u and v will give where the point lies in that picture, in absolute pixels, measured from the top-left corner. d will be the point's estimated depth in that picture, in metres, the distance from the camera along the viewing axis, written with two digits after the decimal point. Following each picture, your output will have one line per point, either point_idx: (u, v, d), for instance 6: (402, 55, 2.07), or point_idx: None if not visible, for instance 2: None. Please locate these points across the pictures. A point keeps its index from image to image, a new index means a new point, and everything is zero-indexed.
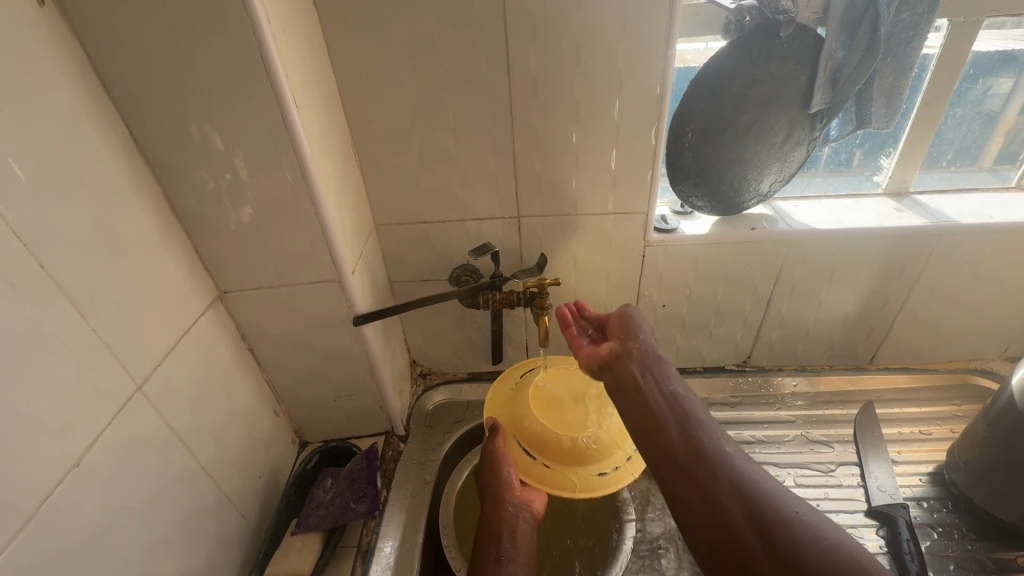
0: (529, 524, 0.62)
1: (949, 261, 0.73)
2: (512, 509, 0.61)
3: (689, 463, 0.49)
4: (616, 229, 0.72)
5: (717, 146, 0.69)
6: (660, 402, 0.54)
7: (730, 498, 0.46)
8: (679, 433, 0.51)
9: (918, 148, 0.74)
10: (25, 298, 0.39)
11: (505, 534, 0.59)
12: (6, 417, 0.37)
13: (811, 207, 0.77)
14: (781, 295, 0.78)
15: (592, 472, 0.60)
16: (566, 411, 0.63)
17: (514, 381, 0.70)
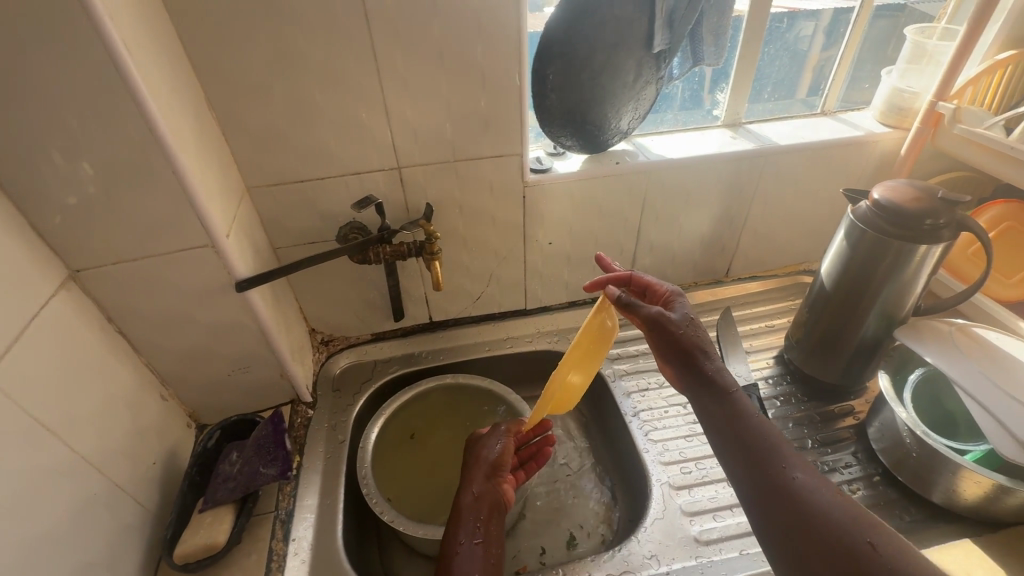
0: (492, 507, 0.62)
1: (774, 179, 0.87)
2: (479, 490, 0.63)
3: (743, 462, 0.50)
4: (496, 173, 0.75)
5: (577, 87, 0.74)
6: (753, 427, 0.51)
7: (802, 495, 0.47)
8: (748, 439, 0.50)
9: (744, 82, 0.84)
10: None
11: (470, 514, 0.61)
12: None
13: (665, 140, 0.85)
14: (647, 222, 0.88)
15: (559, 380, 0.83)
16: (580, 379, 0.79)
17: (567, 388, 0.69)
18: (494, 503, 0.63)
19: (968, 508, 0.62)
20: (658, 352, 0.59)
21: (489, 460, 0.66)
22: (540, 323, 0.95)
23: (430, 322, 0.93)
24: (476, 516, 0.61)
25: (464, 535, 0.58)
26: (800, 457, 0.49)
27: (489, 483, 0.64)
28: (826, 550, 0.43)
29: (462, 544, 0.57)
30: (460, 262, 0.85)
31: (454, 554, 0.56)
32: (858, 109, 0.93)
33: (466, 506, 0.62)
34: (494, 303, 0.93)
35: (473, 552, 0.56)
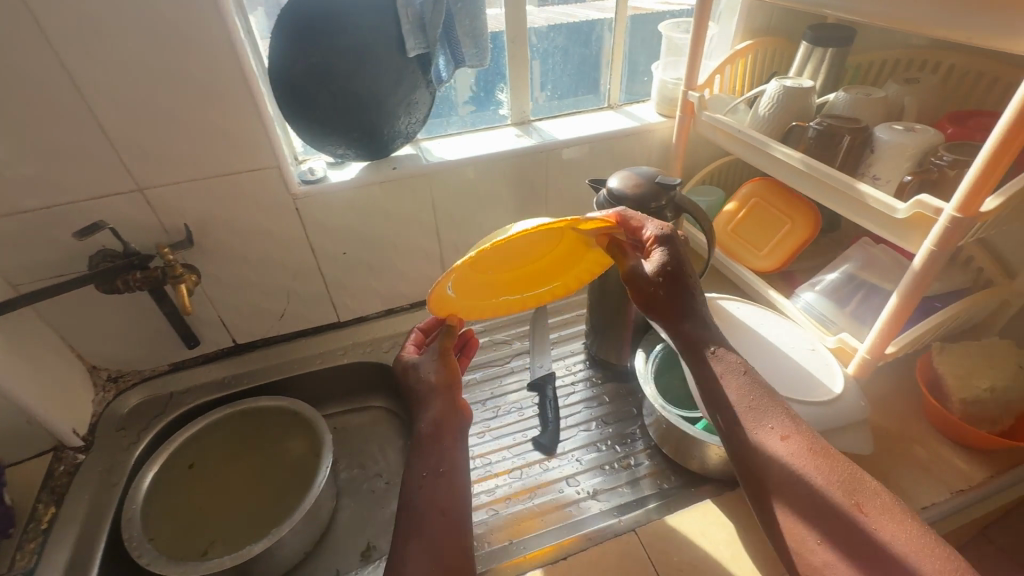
0: (451, 429, 0.60)
1: (560, 173, 0.90)
2: (433, 417, 0.60)
3: (755, 422, 0.53)
4: (257, 187, 0.73)
5: (330, 94, 0.73)
6: (746, 400, 0.54)
7: (772, 461, 0.51)
8: (732, 406, 0.55)
9: (519, 82, 0.86)
10: None
11: (430, 448, 0.57)
12: None
13: (449, 143, 0.86)
14: (443, 224, 0.88)
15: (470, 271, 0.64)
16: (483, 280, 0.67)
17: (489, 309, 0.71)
18: (460, 421, 0.61)
19: (719, 470, 0.66)
20: (639, 292, 0.58)
21: (438, 377, 0.63)
22: (355, 334, 0.93)
23: (236, 346, 0.89)
24: (433, 447, 0.58)
25: (431, 471, 0.55)
26: (785, 421, 0.53)
27: (448, 411, 0.61)
28: (824, 495, 0.48)
29: (438, 471, 0.55)
30: (247, 280, 0.82)
31: (410, 492, 0.54)
32: (642, 102, 0.98)
33: (424, 436, 0.59)
34: (302, 319, 0.90)
35: (428, 486, 0.54)
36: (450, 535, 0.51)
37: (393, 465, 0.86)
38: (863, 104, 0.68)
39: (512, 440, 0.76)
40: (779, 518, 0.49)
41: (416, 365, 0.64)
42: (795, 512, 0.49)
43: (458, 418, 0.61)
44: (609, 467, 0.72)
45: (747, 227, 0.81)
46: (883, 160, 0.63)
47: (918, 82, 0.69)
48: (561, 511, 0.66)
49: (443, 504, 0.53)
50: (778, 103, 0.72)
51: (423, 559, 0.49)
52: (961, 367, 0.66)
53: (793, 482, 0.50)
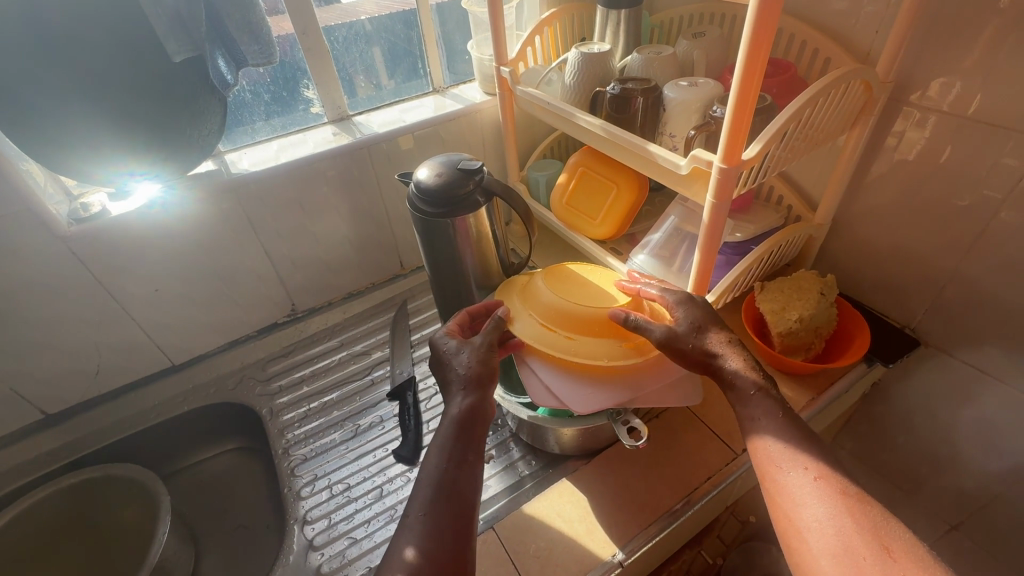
0: (468, 421, 0.50)
1: (391, 167, 0.85)
2: (468, 366, 0.54)
3: (763, 396, 0.50)
4: (8, 236, 0.62)
5: (77, 114, 0.64)
6: (787, 439, 0.47)
7: (800, 489, 0.44)
8: (750, 377, 0.51)
9: (325, 76, 0.80)
10: None
11: (453, 429, 0.50)
12: None
13: (257, 152, 0.79)
14: (269, 241, 0.81)
15: (587, 348, 0.59)
16: (593, 343, 0.59)
17: (521, 300, 0.64)
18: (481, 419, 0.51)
19: (574, 446, 0.66)
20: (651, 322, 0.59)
21: (484, 341, 0.56)
22: (195, 377, 0.84)
23: (49, 417, 0.77)
24: (465, 435, 0.49)
25: (456, 453, 0.48)
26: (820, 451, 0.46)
27: (486, 355, 0.55)
28: (812, 478, 0.44)
29: (463, 466, 0.48)
30: (34, 343, 0.70)
31: (424, 468, 0.48)
32: (469, 82, 0.94)
33: (456, 422, 0.50)
34: (124, 372, 0.80)
35: (445, 471, 0.47)
36: (454, 508, 0.45)
37: (258, 509, 0.79)
38: (654, 63, 0.69)
39: (373, 458, 0.72)
40: (776, 494, 0.45)
41: (453, 348, 0.55)
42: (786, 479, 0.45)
43: (498, 355, 0.55)
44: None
45: (580, 197, 0.81)
46: (675, 117, 0.64)
47: (704, 35, 0.71)
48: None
49: (461, 491, 0.46)
50: (579, 71, 0.71)
51: (423, 531, 0.43)
52: (776, 303, 0.69)
53: (783, 457, 0.46)
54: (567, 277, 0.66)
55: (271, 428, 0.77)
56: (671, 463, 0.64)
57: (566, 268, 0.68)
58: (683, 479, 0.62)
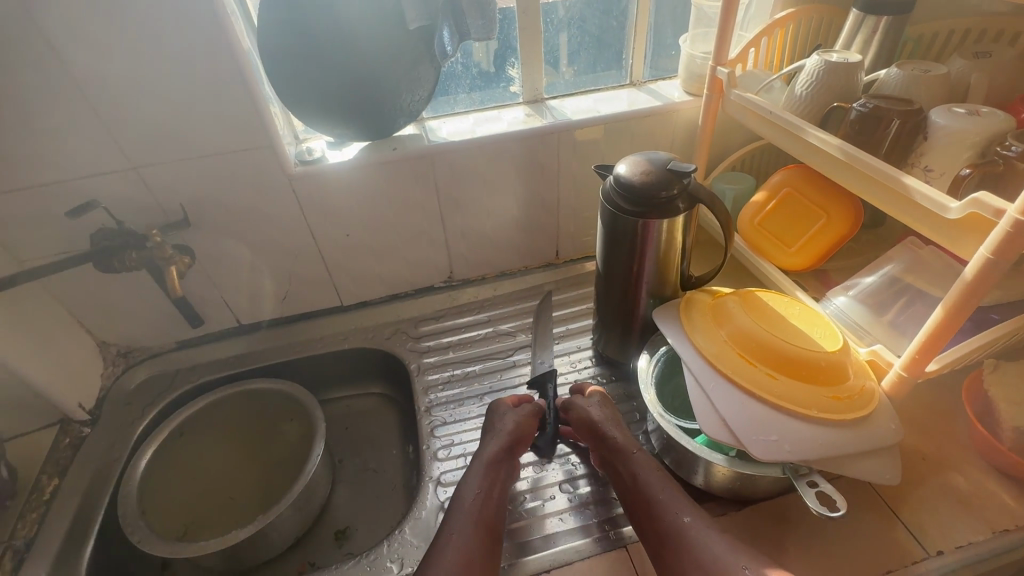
0: (491, 467, 0.59)
1: (574, 155, 0.83)
2: (514, 419, 0.64)
3: (633, 468, 0.58)
4: (249, 168, 0.71)
5: (324, 68, 0.70)
6: (667, 497, 0.54)
7: (697, 540, 0.50)
8: (632, 447, 0.60)
9: (533, 57, 0.80)
10: None
11: (488, 468, 0.59)
12: None
13: (455, 123, 0.81)
14: (448, 209, 0.84)
15: (780, 386, 0.52)
16: (787, 385, 0.53)
17: (706, 317, 0.60)
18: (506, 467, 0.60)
19: (725, 489, 0.60)
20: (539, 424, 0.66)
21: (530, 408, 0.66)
22: (357, 320, 0.91)
23: (240, 327, 0.89)
24: (494, 477, 0.58)
25: (486, 488, 0.57)
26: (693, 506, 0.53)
27: (529, 417, 0.65)
28: (691, 525, 0.51)
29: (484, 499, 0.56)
30: (246, 263, 0.81)
31: (463, 499, 0.56)
32: (668, 78, 0.89)
33: (489, 462, 0.59)
34: (304, 302, 0.89)
35: (479, 503, 0.56)
36: (483, 539, 0.53)
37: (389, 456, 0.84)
38: (919, 82, 0.59)
39: None
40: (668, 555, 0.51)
41: (501, 409, 0.66)
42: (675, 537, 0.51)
43: (535, 415, 0.66)
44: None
45: (776, 220, 0.73)
46: (939, 149, 0.54)
47: (990, 56, 0.59)
48: (557, 517, 0.63)
49: (487, 523, 0.54)
50: (817, 80, 0.63)
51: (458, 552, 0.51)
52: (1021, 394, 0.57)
53: (661, 510, 0.54)
54: (759, 303, 0.60)
55: (417, 384, 0.81)
56: (843, 542, 0.56)
57: (758, 293, 0.62)
58: (856, 565, 0.54)
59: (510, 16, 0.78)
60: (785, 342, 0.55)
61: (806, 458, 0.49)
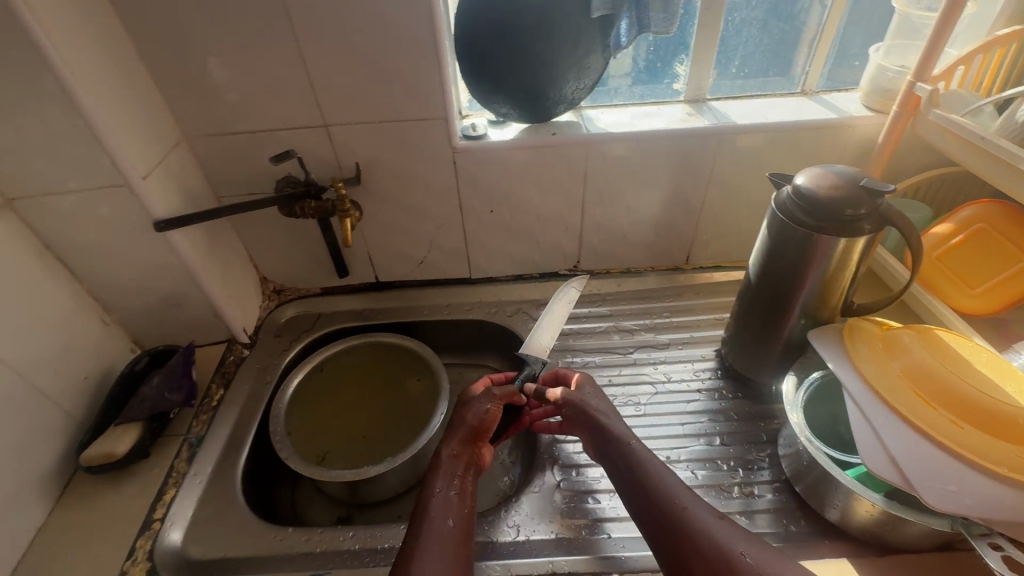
0: (455, 463, 0.59)
1: (731, 160, 0.81)
2: (479, 416, 0.63)
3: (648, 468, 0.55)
4: (421, 136, 0.75)
5: (506, 48, 0.72)
6: (689, 497, 0.52)
7: (709, 538, 0.48)
8: (636, 445, 0.57)
9: (706, 55, 0.78)
10: None
11: (449, 470, 0.57)
12: None
13: (613, 115, 0.81)
14: (591, 199, 0.85)
15: (964, 434, 0.48)
16: (974, 436, 0.48)
17: (874, 347, 0.56)
18: (470, 463, 0.60)
19: (864, 531, 0.57)
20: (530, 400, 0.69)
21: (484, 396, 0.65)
22: (481, 294, 0.94)
23: (377, 283, 0.96)
24: (463, 477, 0.58)
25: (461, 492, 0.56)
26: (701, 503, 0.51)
27: (484, 408, 0.64)
28: (704, 525, 0.49)
29: (455, 496, 0.55)
30: (397, 224, 0.86)
31: (435, 502, 0.54)
32: (844, 90, 0.84)
33: (447, 459, 0.59)
34: (438, 269, 0.93)
35: (457, 504, 0.54)
36: (462, 541, 0.51)
37: None
38: None
39: None
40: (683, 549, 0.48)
41: (472, 398, 0.65)
42: (685, 535, 0.49)
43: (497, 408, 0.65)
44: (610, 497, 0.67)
45: (960, 257, 0.67)
46: None
47: None
48: (522, 526, 0.64)
49: (465, 527, 0.53)
50: None
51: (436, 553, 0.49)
52: None
53: (663, 507, 0.51)
54: (940, 342, 0.56)
55: (537, 364, 0.82)
56: None
57: (939, 333, 0.57)
58: None
59: (690, 10, 0.76)
60: (973, 390, 0.50)
61: (993, 519, 0.44)
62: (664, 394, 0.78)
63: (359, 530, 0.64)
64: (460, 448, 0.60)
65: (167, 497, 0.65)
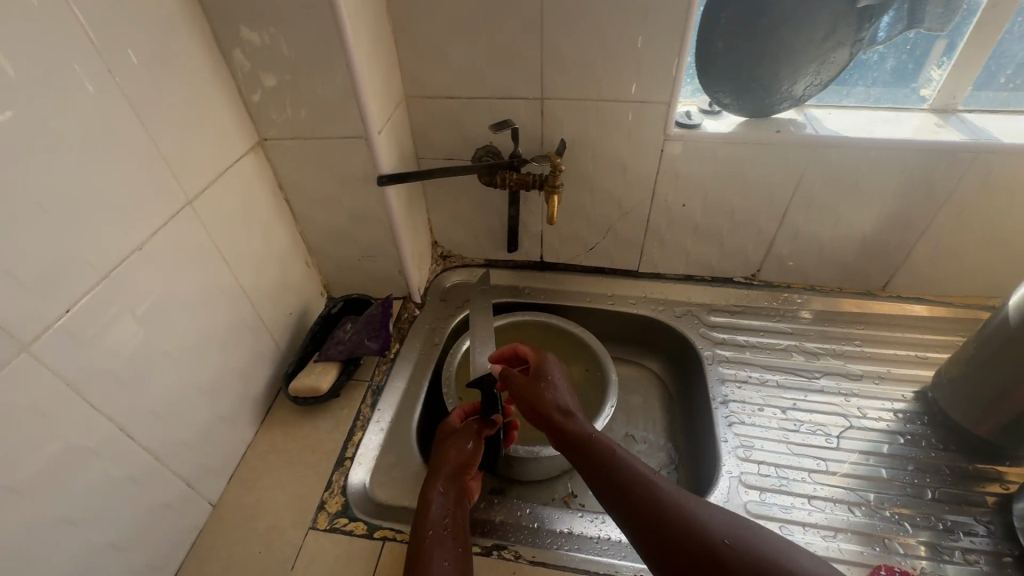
0: (445, 499, 0.59)
1: (981, 183, 0.71)
2: (468, 452, 0.63)
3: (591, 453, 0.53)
4: (637, 119, 0.72)
5: (750, 33, 0.67)
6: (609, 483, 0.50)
7: (689, 531, 0.46)
8: (582, 426, 0.56)
9: (975, 60, 0.69)
10: (112, 103, 0.46)
11: (443, 501, 0.58)
12: (100, 205, 0.45)
13: (846, 116, 0.74)
14: (798, 207, 0.78)
15: None
16: None
17: None
18: (445, 493, 0.59)
19: None
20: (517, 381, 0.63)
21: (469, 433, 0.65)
22: (648, 289, 0.91)
23: (540, 262, 0.95)
24: (447, 511, 0.58)
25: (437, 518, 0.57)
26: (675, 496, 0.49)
27: (470, 445, 0.63)
28: (681, 520, 0.47)
29: (445, 534, 0.55)
30: (581, 206, 0.84)
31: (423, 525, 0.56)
32: None
33: (441, 489, 0.59)
34: (607, 257, 0.91)
35: (441, 533, 0.56)
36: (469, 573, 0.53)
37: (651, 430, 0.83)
38: None
39: (815, 465, 0.67)
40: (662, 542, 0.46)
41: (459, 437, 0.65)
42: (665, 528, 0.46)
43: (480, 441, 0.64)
44: (804, 532, 0.61)
45: None
46: None
47: None
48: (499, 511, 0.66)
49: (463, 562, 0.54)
50: None
51: None
52: None
53: (645, 495, 0.49)
54: None
55: (710, 373, 0.78)
56: None
57: None
58: None
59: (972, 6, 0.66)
60: None
61: None
62: (861, 431, 0.71)
63: (537, 510, 0.66)
64: (445, 487, 0.59)
65: (356, 438, 0.68)
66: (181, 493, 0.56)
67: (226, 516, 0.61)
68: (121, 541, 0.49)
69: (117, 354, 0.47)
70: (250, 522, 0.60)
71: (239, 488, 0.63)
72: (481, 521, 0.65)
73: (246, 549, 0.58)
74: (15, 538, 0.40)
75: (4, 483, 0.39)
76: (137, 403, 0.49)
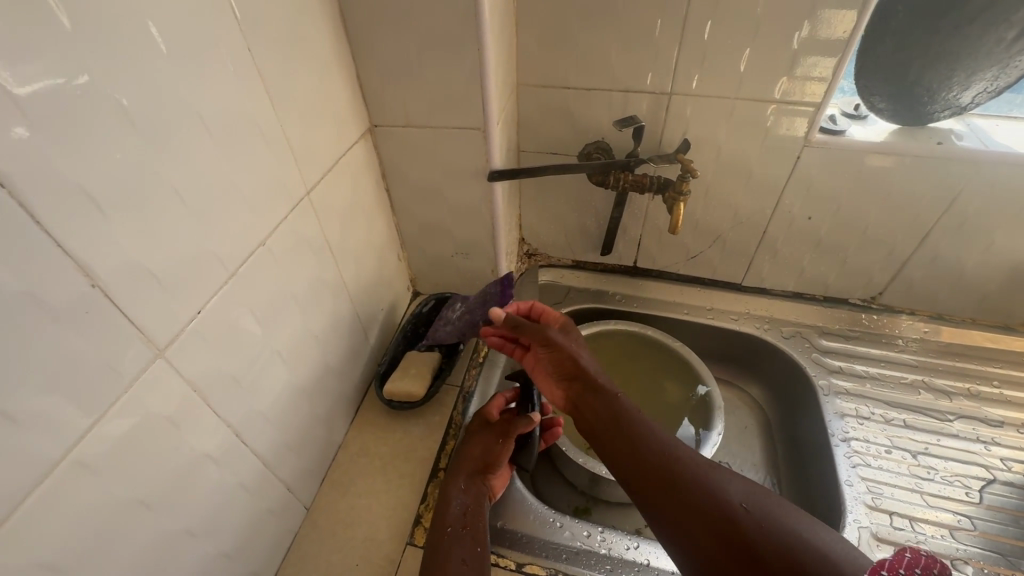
0: (465, 494, 0.55)
1: None
2: (484, 447, 0.59)
3: (619, 423, 0.50)
4: (776, 122, 0.65)
5: (929, 28, 0.59)
6: (639, 458, 0.47)
7: (724, 507, 0.43)
8: (617, 398, 0.51)
9: None
10: (249, 85, 0.42)
11: (462, 496, 0.55)
12: (232, 196, 0.42)
13: (1017, 130, 0.65)
14: (945, 228, 0.69)
15: None
16: None
17: None
18: (464, 488, 0.55)
19: None
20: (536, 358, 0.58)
21: (490, 428, 0.61)
22: (752, 305, 0.84)
23: (632, 267, 0.89)
24: (467, 506, 0.54)
25: (456, 516, 0.53)
26: (715, 475, 0.46)
27: (484, 440, 0.60)
28: (716, 498, 0.44)
29: (461, 530, 0.52)
30: (691, 212, 0.77)
31: (440, 521, 0.53)
32: None
33: (462, 483, 0.56)
34: (709, 267, 0.84)
35: (458, 530, 0.52)
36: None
37: (749, 458, 0.77)
38: None
39: (954, 522, 0.61)
40: (690, 523, 0.43)
41: (478, 426, 0.62)
42: (699, 504, 0.43)
43: (498, 435, 0.60)
44: None
45: None
46: None
47: None
48: (571, 528, 0.59)
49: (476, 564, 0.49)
50: None
51: None
52: None
53: (682, 472, 0.46)
54: None
55: (827, 405, 0.71)
56: None
57: None
58: None
59: None
60: None
61: None
62: (1003, 486, 0.64)
63: (645, 544, 0.58)
64: (465, 483, 0.56)
65: (449, 447, 0.64)
66: (282, 498, 0.54)
67: (320, 520, 0.58)
68: (231, 550, 0.47)
69: (237, 355, 0.44)
70: (345, 531, 0.57)
71: (333, 492, 0.61)
72: (544, 540, 0.59)
73: (343, 557, 0.55)
74: (143, 551, 0.37)
75: (137, 495, 0.36)
76: (251, 408, 0.47)
